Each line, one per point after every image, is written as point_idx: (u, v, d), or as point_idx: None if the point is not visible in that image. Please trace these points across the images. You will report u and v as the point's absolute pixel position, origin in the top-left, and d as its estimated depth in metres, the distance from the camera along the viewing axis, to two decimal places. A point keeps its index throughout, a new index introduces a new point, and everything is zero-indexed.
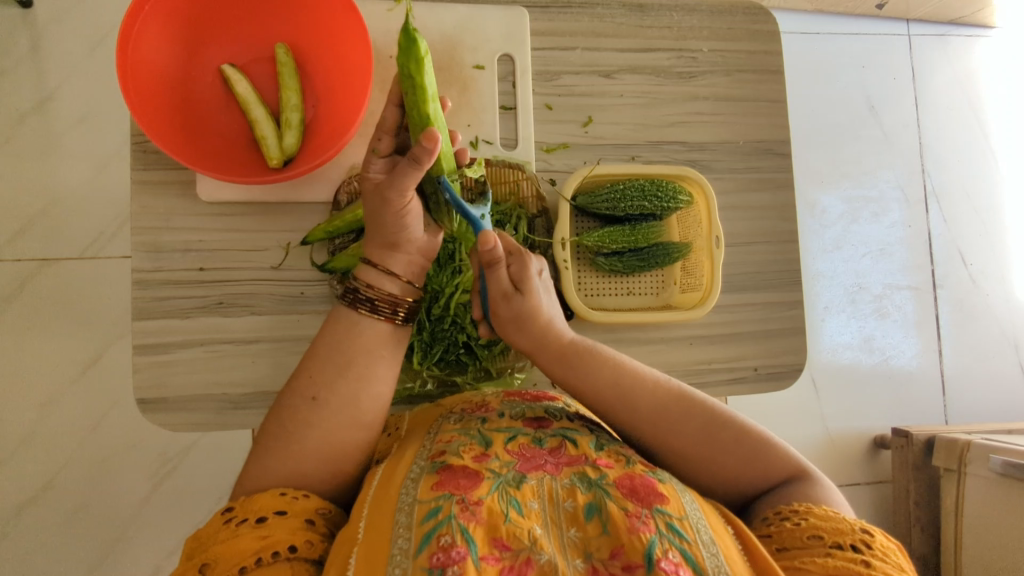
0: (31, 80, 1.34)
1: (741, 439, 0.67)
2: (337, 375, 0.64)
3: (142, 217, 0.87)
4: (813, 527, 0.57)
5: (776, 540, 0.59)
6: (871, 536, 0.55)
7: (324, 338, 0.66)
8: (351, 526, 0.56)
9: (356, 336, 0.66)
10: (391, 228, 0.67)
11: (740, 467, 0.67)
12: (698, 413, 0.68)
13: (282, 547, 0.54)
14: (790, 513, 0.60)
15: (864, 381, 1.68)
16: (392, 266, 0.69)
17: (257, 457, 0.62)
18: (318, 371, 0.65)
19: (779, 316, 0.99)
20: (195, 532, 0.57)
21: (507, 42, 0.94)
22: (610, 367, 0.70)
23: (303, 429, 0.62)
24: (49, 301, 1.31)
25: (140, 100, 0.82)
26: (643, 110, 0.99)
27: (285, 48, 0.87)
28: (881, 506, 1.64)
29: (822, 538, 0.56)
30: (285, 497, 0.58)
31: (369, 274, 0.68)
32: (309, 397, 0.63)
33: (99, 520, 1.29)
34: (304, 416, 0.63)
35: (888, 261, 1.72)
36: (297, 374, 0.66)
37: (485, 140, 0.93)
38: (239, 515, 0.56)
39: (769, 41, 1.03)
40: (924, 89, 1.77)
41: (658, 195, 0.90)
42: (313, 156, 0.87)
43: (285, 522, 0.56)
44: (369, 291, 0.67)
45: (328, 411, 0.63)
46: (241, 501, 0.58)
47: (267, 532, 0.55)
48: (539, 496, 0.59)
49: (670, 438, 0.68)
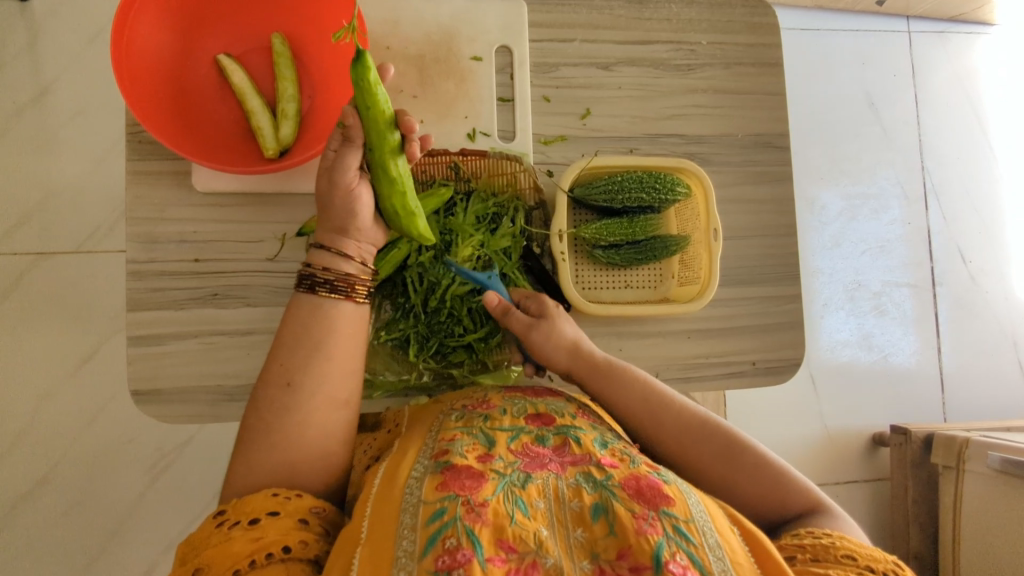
0: (28, 72, 1.33)
1: (760, 464, 0.69)
2: (307, 357, 0.64)
3: (136, 208, 0.86)
4: (848, 549, 0.57)
5: (810, 551, 0.57)
6: (904, 570, 0.55)
7: (293, 324, 0.66)
8: (353, 529, 0.56)
9: (324, 318, 0.66)
10: (339, 211, 0.70)
11: (759, 492, 0.68)
12: (720, 441, 0.71)
13: (276, 548, 0.53)
14: (823, 534, 0.59)
15: (863, 378, 1.68)
16: (344, 248, 0.70)
17: (245, 449, 0.62)
18: (289, 357, 0.64)
19: (778, 310, 0.98)
20: (188, 538, 0.56)
21: (505, 33, 0.94)
22: (640, 386, 0.76)
23: (285, 416, 0.62)
24: (46, 295, 1.31)
25: (135, 90, 0.81)
26: (641, 103, 0.98)
27: (281, 38, 0.86)
28: (880, 502, 1.65)
29: (856, 559, 0.56)
30: (277, 497, 0.58)
31: (323, 258, 0.69)
32: (283, 384, 0.63)
33: (95, 514, 1.29)
34: (283, 403, 0.63)
35: (886, 258, 1.72)
36: (267, 365, 0.65)
37: (483, 131, 0.93)
38: (231, 518, 0.55)
39: (768, 34, 1.02)
40: (924, 86, 1.77)
41: (656, 187, 0.90)
42: (308, 146, 0.86)
43: (278, 523, 0.55)
44: (325, 273, 0.68)
45: (304, 395, 0.63)
46: (232, 505, 0.57)
47: (259, 534, 0.54)
48: (544, 496, 0.59)
49: (691, 460, 0.71)
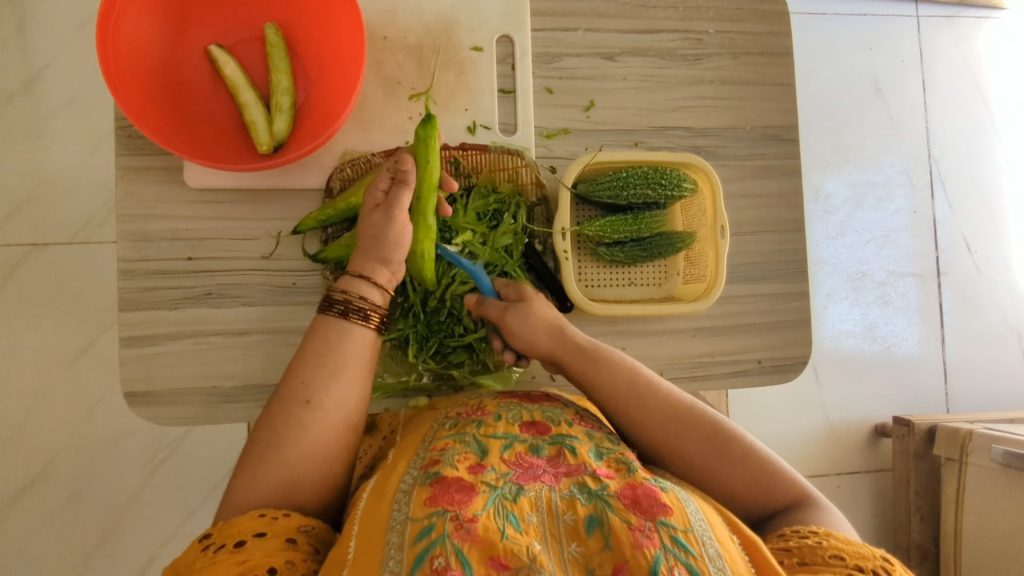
0: (17, 59, 1.30)
1: (748, 456, 0.67)
2: (329, 377, 0.65)
3: (127, 204, 0.84)
4: (834, 548, 0.55)
5: (797, 555, 0.56)
6: (892, 564, 0.53)
7: (316, 344, 0.67)
8: (341, 551, 0.54)
9: (350, 343, 0.68)
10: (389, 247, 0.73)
11: (744, 484, 0.66)
12: (705, 429, 0.70)
13: (261, 570, 0.52)
14: (809, 533, 0.58)
15: (866, 369, 1.67)
16: (379, 279, 0.73)
17: (253, 461, 0.60)
18: (310, 375, 0.64)
19: (785, 307, 0.96)
20: (172, 562, 0.55)
21: (506, 23, 0.91)
22: (624, 372, 0.74)
23: (299, 432, 0.62)
24: (39, 287, 1.29)
25: (123, 83, 0.78)
26: (646, 95, 0.96)
27: (274, 28, 0.83)
28: (881, 493, 1.64)
29: (844, 559, 0.54)
30: (264, 517, 0.56)
31: (359, 287, 0.71)
32: (302, 401, 0.63)
33: (93, 508, 1.28)
34: (299, 419, 0.62)
35: (892, 248, 1.69)
36: (284, 383, 0.65)
37: (484, 125, 0.90)
38: (216, 542, 0.54)
39: (778, 22, 0.99)
40: (932, 72, 1.73)
41: (661, 183, 0.87)
42: (304, 141, 0.83)
43: (264, 544, 0.54)
44: (361, 302, 0.70)
45: (325, 414, 0.63)
46: (218, 527, 0.56)
47: (243, 557, 0.52)
48: (537, 509, 0.57)
49: (675, 449, 0.69)
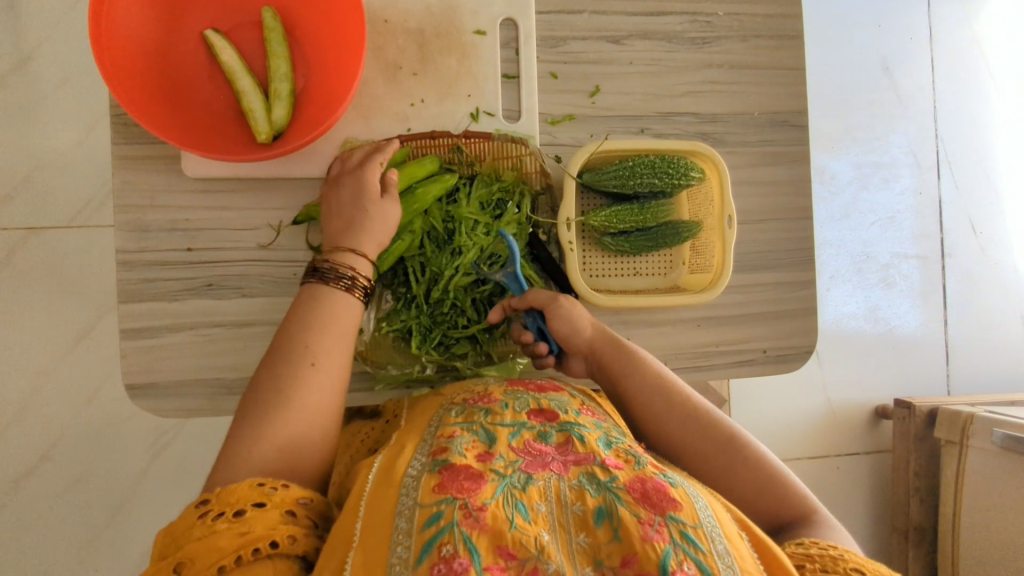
0: (8, 38, 1.27)
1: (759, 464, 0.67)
2: (333, 342, 0.68)
3: (125, 194, 0.82)
4: (856, 562, 0.55)
5: (819, 562, 0.55)
6: None
7: (317, 307, 0.69)
8: (345, 527, 0.54)
9: (349, 312, 0.71)
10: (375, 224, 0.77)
11: (753, 491, 0.66)
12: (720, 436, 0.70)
13: (264, 543, 0.52)
14: (828, 546, 0.57)
15: (868, 351, 1.66)
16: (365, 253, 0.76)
17: (257, 419, 0.61)
18: (314, 337, 0.67)
19: (791, 296, 0.96)
20: (166, 529, 0.53)
21: (510, 6, 0.88)
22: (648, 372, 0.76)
23: (305, 391, 0.64)
24: (37, 272, 1.28)
25: (117, 70, 0.76)
26: (653, 79, 0.93)
27: (272, 11, 0.81)
28: (880, 474, 1.65)
29: (865, 573, 0.54)
30: (263, 488, 0.55)
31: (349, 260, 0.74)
32: (308, 362, 0.65)
33: (98, 492, 1.28)
34: (306, 379, 0.64)
35: (896, 230, 1.68)
36: (286, 343, 0.67)
37: (487, 112, 0.88)
38: (214, 509, 0.53)
39: (788, 3, 0.96)
40: (941, 50, 1.70)
41: (669, 172, 0.86)
42: (304, 130, 0.82)
43: (264, 516, 0.53)
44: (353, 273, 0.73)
45: (328, 377, 0.66)
46: (216, 493, 0.54)
47: (245, 528, 0.52)
48: (546, 498, 0.57)
49: (690, 450, 0.70)
